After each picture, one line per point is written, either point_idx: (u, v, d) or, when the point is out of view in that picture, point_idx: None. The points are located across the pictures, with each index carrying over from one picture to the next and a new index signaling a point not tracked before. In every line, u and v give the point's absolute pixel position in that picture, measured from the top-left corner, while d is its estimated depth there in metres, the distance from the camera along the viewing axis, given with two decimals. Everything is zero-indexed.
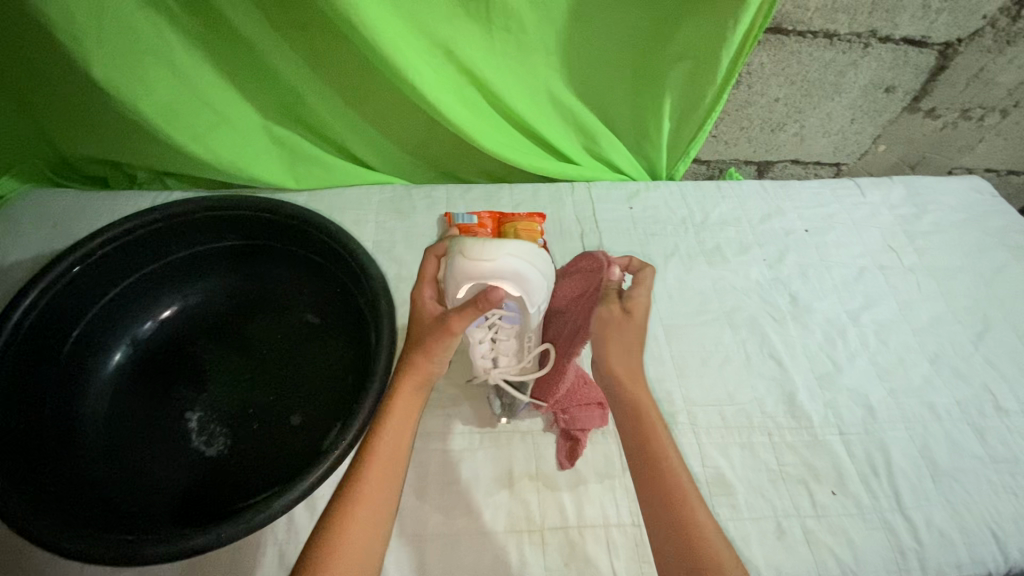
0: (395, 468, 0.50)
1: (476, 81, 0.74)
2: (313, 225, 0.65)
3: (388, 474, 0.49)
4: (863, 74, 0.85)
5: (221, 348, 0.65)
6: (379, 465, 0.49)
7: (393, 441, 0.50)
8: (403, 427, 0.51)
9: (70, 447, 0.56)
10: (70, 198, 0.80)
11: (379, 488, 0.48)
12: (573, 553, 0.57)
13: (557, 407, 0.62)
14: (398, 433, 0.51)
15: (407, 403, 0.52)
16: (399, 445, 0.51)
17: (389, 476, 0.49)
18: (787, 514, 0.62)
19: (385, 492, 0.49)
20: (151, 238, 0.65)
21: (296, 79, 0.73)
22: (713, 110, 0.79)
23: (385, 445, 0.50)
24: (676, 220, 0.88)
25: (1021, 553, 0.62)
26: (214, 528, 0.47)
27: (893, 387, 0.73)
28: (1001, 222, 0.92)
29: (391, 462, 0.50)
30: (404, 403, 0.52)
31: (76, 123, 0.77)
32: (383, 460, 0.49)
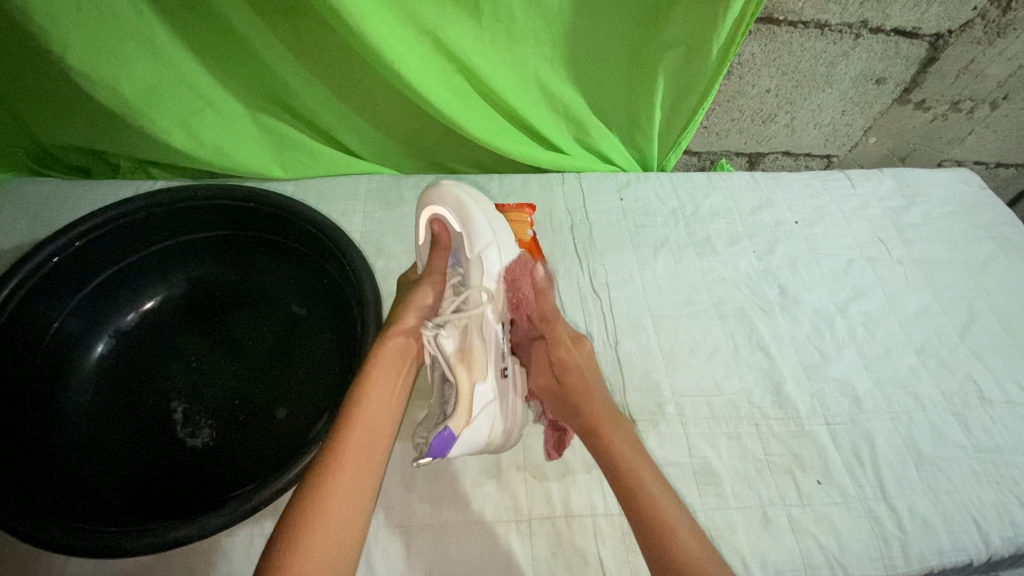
0: (377, 444, 0.50)
1: (466, 70, 0.74)
2: (298, 214, 0.65)
3: (368, 452, 0.49)
4: (854, 65, 0.85)
5: (207, 339, 0.64)
6: (358, 437, 0.49)
7: (373, 415, 0.51)
8: (382, 403, 0.52)
9: (54, 441, 0.55)
10: (51, 188, 0.79)
11: (359, 462, 0.48)
12: (560, 542, 0.57)
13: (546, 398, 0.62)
14: (377, 405, 0.51)
15: (383, 377, 0.52)
16: (381, 420, 0.51)
17: (369, 454, 0.49)
18: (773, 503, 0.63)
19: (366, 467, 0.48)
20: (135, 228, 0.64)
21: (281, 68, 0.72)
22: (704, 100, 0.79)
23: (365, 419, 0.50)
24: (666, 211, 0.88)
25: (1002, 541, 0.63)
26: (201, 519, 0.47)
27: (879, 377, 0.74)
28: (989, 214, 0.93)
29: (372, 438, 0.50)
30: (381, 378, 0.52)
31: (57, 110, 0.75)
32: (361, 434, 0.49)
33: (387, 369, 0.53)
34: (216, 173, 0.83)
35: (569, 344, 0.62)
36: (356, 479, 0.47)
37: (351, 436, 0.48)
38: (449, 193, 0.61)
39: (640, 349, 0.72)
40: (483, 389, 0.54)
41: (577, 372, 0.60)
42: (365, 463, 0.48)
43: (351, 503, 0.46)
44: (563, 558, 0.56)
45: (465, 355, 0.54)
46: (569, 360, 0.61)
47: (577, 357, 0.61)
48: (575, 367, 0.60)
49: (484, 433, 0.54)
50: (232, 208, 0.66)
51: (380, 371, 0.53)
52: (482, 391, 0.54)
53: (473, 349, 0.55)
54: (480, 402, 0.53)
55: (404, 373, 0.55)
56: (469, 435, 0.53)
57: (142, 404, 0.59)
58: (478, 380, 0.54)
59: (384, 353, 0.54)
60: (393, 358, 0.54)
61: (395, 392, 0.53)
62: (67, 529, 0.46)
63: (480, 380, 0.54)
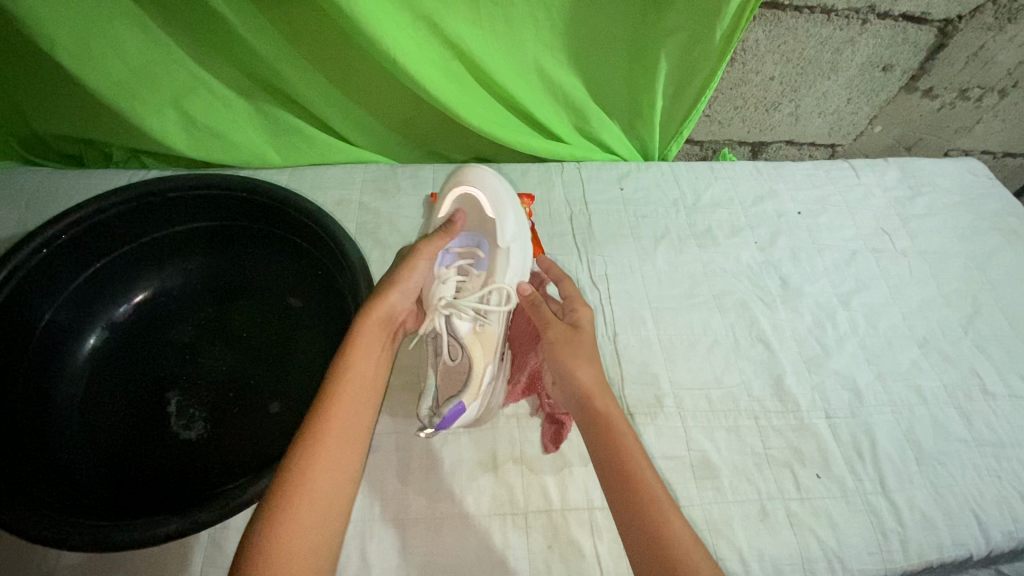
0: (363, 407, 0.50)
1: (463, 57, 0.72)
2: (291, 205, 0.64)
3: (358, 403, 0.50)
4: (861, 52, 0.83)
5: (201, 331, 0.64)
6: (344, 402, 0.49)
7: (359, 379, 0.51)
8: (367, 368, 0.52)
9: (46, 433, 0.55)
10: (43, 177, 0.78)
11: (346, 427, 0.48)
12: (556, 536, 0.57)
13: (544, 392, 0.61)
14: (364, 369, 0.51)
15: (370, 342, 0.52)
16: (368, 385, 0.51)
17: (359, 405, 0.50)
18: (772, 497, 0.62)
19: (353, 431, 0.49)
20: (127, 218, 0.63)
21: (273, 54, 0.70)
22: (707, 87, 0.77)
23: (352, 382, 0.50)
24: (667, 202, 0.86)
25: (1002, 536, 0.62)
26: (193, 513, 0.46)
27: (881, 370, 0.73)
28: (995, 205, 0.91)
29: (359, 400, 0.50)
30: (368, 342, 0.52)
31: (48, 97, 0.74)
32: (347, 400, 0.49)
33: (375, 333, 0.53)
34: (209, 162, 0.82)
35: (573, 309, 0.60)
36: (342, 443, 0.48)
37: (337, 400, 0.49)
38: (489, 181, 0.62)
39: (638, 342, 0.72)
40: (490, 372, 0.56)
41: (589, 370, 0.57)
42: (351, 430, 0.49)
43: (340, 466, 0.47)
44: (559, 551, 0.56)
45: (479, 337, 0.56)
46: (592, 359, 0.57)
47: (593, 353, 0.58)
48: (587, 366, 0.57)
49: (477, 414, 0.57)
50: (224, 199, 0.66)
51: (369, 335, 0.53)
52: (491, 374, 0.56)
53: (489, 335, 0.57)
54: (486, 382, 0.56)
55: (388, 337, 0.55)
56: (466, 416, 0.55)
57: (136, 396, 0.59)
58: (487, 362, 0.56)
59: (375, 316, 0.53)
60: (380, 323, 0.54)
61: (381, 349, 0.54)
62: (59, 523, 0.46)
63: (489, 364, 0.56)
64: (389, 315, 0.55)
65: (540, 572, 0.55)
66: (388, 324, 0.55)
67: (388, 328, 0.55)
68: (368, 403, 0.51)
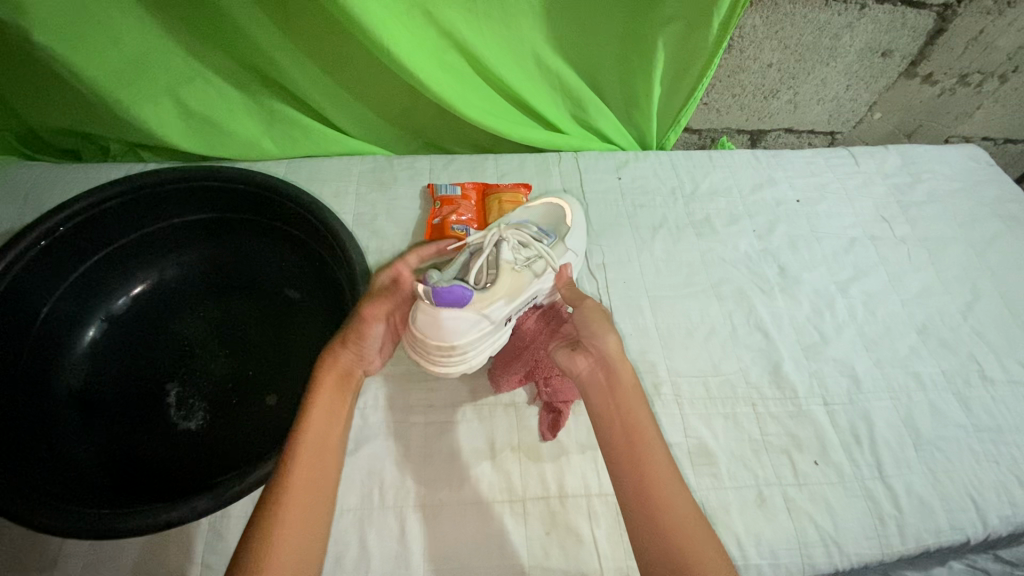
0: (328, 466, 0.47)
1: (458, 46, 0.72)
2: (288, 196, 0.64)
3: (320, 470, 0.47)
4: (859, 37, 0.82)
5: (198, 323, 0.64)
6: (306, 462, 0.46)
7: (318, 439, 0.48)
8: (326, 429, 0.49)
9: (46, 423, 0.55)
10: (41, 171, 0.78)
11: (307, 490, 0.45)
12: (554, 522, 0.57)
13: (541, 379, 0.62)
14: (323, 436, 0.48)
15: (326, 403, 0.50)
16: (330, 443, 0.49)
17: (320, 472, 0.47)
18: (769, 482, 0.62)
19: (317, 491, 0.46)
20: (124, 211, 0.63)
21: (268, 45, 0.70)
22: (703, 76, 0.77)
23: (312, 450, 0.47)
24: (665, 190, 0.86)
25: (1000, 520, 0.62)
26: (191, 500, 0.47)
27: (879, 357, 0.73)
28: (995, 191, 0.91)
29: (319, 457, 0.47)
30: (324, 403, 0.50)
31: (44, 92, 0.75)
32: (308, 459, 0.47)
33: (331, 393, 0.51)
34: (206, 155, 0.82)
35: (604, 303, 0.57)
36: (305, 504, 0.45)
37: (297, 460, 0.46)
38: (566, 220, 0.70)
39: (636, 330, 0.72)
40: (500, 310, 0.55)
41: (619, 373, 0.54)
42: (314, 491, 0.46)
43: (305, 530, 0.44)
44: (557, 538, 0.57)
45: (514, 276, 0.56)
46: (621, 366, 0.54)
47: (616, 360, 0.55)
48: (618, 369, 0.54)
49: (460, 341, 0.53)
50: (220, 190, 0.66)
51: (324, 395, 0.50)
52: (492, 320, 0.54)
53: (520, 283, 0.56)
54: (490, 313, 0.54)
55: (348, 397, 0.52)
56: (456, 330, 0.52)
57: (134, 387, 0.59)
58: (503, 297, 0.54)
59: (331, 374, 0.51)
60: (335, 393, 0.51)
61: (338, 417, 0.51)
62: (56, 512, 0.46)
63: (505, 300, 0.55)
64: (346, 371, 0.53)
65: (538, 557, 0.56)
66: (345, 382, 0.53)
67: (346, 386, 0.53)
68: (331, 462, 0.48)
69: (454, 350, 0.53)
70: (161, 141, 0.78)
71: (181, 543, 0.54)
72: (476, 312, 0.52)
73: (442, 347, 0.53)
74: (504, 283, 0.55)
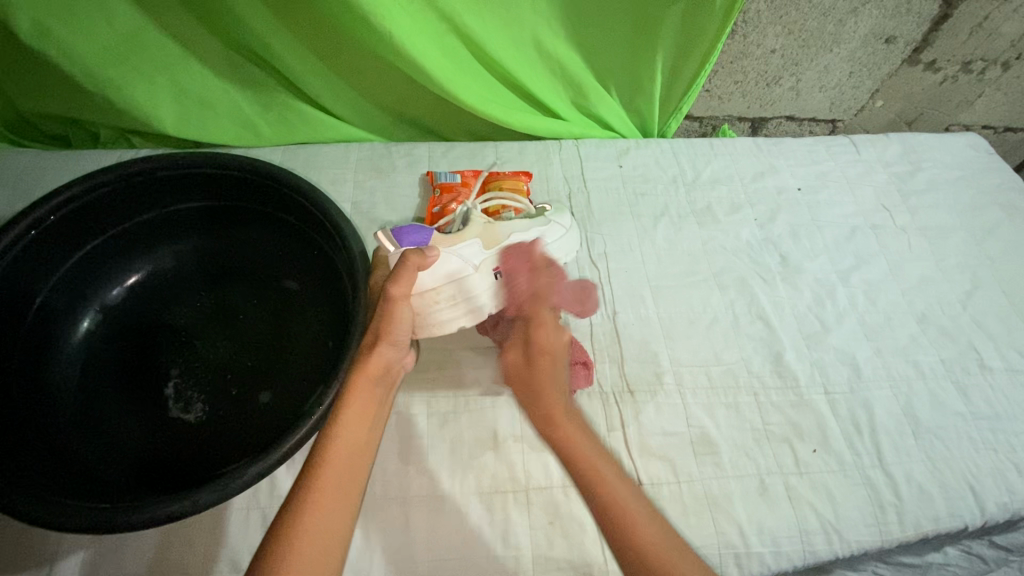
0: (354, 477, 0.47)
1: (459, 31, 0.70)
2: (284, 182, 0.62)
3: (349, 469, 0.47)
4: (863, 23, 0.82)
5: (198, 314, 0.63)
6: (332, 476, 0.46)
7: (346, 449, 0.47)
8: (356, 439, 0.48)
9: (42, 417, 0.54)
10: (29, 158, 0.76)
11: (337, 499, 0.45)
12: (558, 512, 0.57)
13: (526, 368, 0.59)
14: (353, 435, 0.48)
15: (358, 409, 0.49)
16: (356, 455, 0.48)
17: (351, 469, 0.47)
18: (770, 471, 0.63)
19: (344, 500, 0.45)
20: (115, 198, 0.62)
21: (263, 28, 0.68)
22: (707, 61, 0.76)
23: (341, 449, 0.47)
24: (666, 178, 0.85)
25: (997, 507, 0.63)
26: (190, 495, 0.46)
27: (879, 345, 0.73)
28: (995, 179, 0.91)
29: (347, 470, 0.47)
30: (357, 408, 0.49)
31: (30, 75, 0.73)
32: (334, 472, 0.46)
33: (363, 399, 0.50)
34: (200, 142, 0.80)
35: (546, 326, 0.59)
36: (331, 516, 0.44)
37: (324, 473, 0.45)
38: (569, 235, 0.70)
39: (638, 319, 0.71)
40: (473, 251, 0.60)
41: (549, 358, 0.56)
42: (340, 503, 0.45)
43: (332, 540, 0.43)
44: (561, 528, 0.57)
45: (485, 229, 0.62)
46: (550, 347, 0.57)
47: (554, 343, 0.57)
48: (547, 351, 0.56)
49: (439, 281, 0.57)
50: (216, 177, 0.64)
51: (357, 401, 0.49)
52: (465, 260, 0.59)
53: (492, 231, 0.62)
54: (462, 252, 0.59)
55: (380, 399, 0.52)
56: (430, 269, 0.56)
57: (132, 379, 0.58)
58: (473, 237, 0.61)
59: (367, 375, 0.50)
60: (366, 394, 0.50)
61: (371, 417, 0.50)
62: (58, 507, 0.45)
63: (477, 242, 0.60)
64: (382, 370, 0.52)
65: (542, 548, 0.56)
66: (380, 381, 0.52)
67: (380, 386, 0.52)
68: (358, 473, 0.47)
69: (437, 295, 0.57)
70: (153, 127, 0.76)
71: (184, 538, 0.53)
72: (445, 251, 0.58)
73: (425, 294, 0.57)
74: (471, 229, 0.62)
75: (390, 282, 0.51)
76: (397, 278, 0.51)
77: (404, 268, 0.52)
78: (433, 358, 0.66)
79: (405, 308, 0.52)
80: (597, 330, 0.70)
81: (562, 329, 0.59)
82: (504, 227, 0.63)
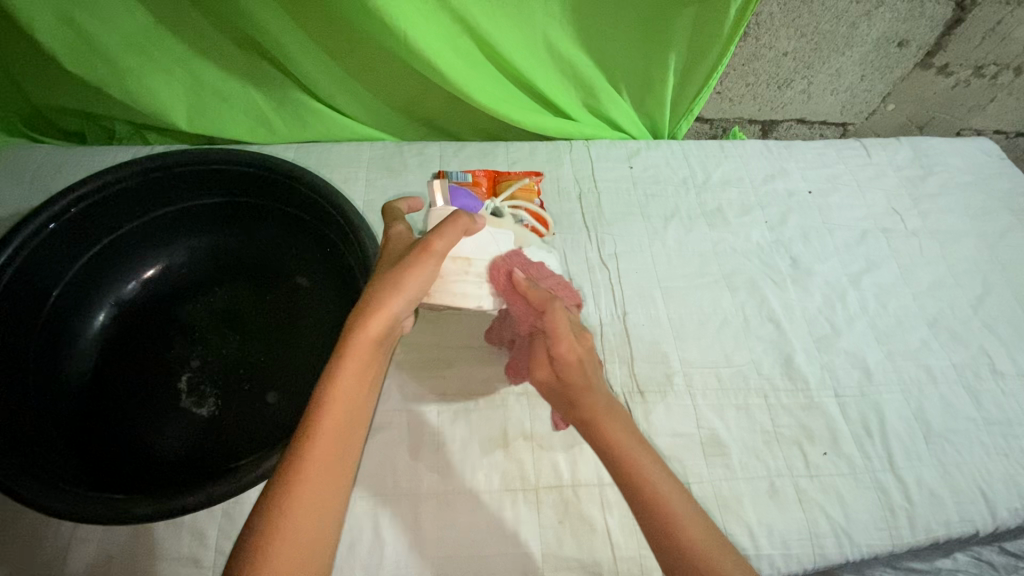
0: (347, 445, 0.45)
1: (472, 31, 0.70)
2: (300, 181, 0.63)
3: (343, 439, 0.45)
4: (876, 26, 0.81)
5: (211, 310, 0.63)
6: (321, 451, 0.43)
7: (341, 416, 0.45)
8: (353, 404, 0.46)
9: (57, 409, 0.55)
10: (45, 152, 0.77)
11: (330, 472, 0.44)
12: (568, 511, 0.57)
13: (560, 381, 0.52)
14: (349, 401, 0.46)
15: (356, 375, 0.46)
16: (351, 420, 0.46)
17: (344, 439, 0.45)
18: (780, 473, 0.62)
19: (337, 471, 0.44)
20: (132, 193, 0.62)
21: (277, 27, 0.69)
22: (719, 63, 0.76)
23: (336, 416, 0.45)
24: (677, 180, 0.85)
25: (1009, 513, 0.63)
26: (205, 488, 0.46)
27: (891, 349, 0.73)
28: (1007, 184, 0.90)
29: (340, 440, 0.45)
30: (355, 372, 0.46)
31: (47, 70, 0.73)
32: (330, 439, 0.44)
33: (360, 366, 0.46)
34: (213, 137, 0.81)
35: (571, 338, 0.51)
36: (321, 493, 0.43)
37: (314, 445, 0.43)
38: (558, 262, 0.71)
39: (648, 320, 0.71)
40: (509, 239, 0.57)
41: (579, 367, 0.50)
42: (334, 474, 0.44)
43: (322, 509, 0.43)
44: (570, 527, 0.57)
45: (517, 226, 0.61)
46: (573, 357, 0.50)
47: (579, 353, 0.51)
48: (577, 360, 0.50)
49: (474, 254, 0.54)
50: (232, 174, 0.65)
51: (357, 367, 0.46)
52: (505, 243, 0.56)
53: (522, 231, 0.61)
54: (501, 236, 0.56)
55: (379, 361, 0.48)
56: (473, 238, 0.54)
57: (146, 373, 0.59)
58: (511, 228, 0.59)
59: (371, 341, 0.46)
60: (369, 361, 0.47)
61: (368, 385, 0.47)
62: (73, 498, 0.46)
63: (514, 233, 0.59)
64: (386, 332, 0.48)
65: (551, 545, 0.56)
66: (383, 344, 0.48)
67: (382, 348, 0.48)
68: (353, 439, 0.46)
69: (470, 266, 0.54)
70: (168, 123, 0.77)
71: (197, 531, 0.54)
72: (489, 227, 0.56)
73: (456, 260, 0.53)
74: (508, 220, 0.60)
75: (433, 235, 0.48)
76: (440, 232, 0.48)
77: (450, 225, 0.49)
78: (443, 356, 0.66)
79: (434, 267, 0.48)
80: (606, 331, 0.70)
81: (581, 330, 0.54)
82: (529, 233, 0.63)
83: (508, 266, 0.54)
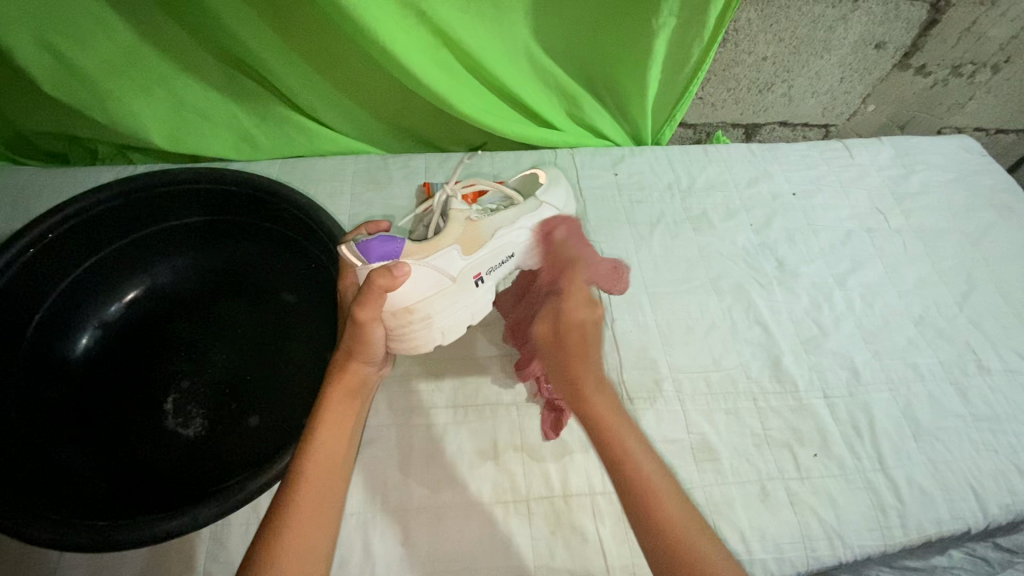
0: (334, 491, 0.47)
1: (451, 42, 0.70)
2: (282, 198, 0.63)
3: (327, 488, 0.46)
4: (853, 29, 0.83)
5: (196, 329, 0.63)
6: (309, 495, 0.45)
7: (326, 462, 0.47)
8: (335, 453, 0.47)
9: (40, 434, 0.54)
10: (29, 175, 0.77)
11: (316, 516, 0.44)
12: (559, 521, 0.57)
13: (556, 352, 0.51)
14: (331, 451, 0.47)
15: (335, 424, 0.48)
16: (337, 467, 0.47)
17: (329, 488, 0.46)
18: (772, 476, 0.63)
19: (323, 516, 0.45)
20: (114, 215, 0.62)
21: (257, 45, 0.69)
22: (699, 70, 0.76)
23: (319, 463, 0.46)
24: (662, 185, 0.86)
25: (1000, 509, 0.63)
26: (189, 511, 0.46)
27: (878, 349, 0.73)
28: (989, 181, 0.91)
29: (325, 486, 0.46)
30: (335, 422, 0.48)
31: (30, 92, 0.73)
32: (316, 485, 0.45)
33: (339, 416, 0.49)
34: (198, 155, 0.81)
35: (584, 301, 0.52)
36: (311, 537, 0.43)
37: (301, 491, 0.45)
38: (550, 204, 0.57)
39: (636, 326, 0.72)
40: (453, 261, 0.51)
41: (580, 332, 0.51)
42: (320, 518, 0.44)
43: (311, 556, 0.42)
44: (562, 537, 0.56)
45: (466, 229, 0.53)
46: (579, 318, 0.51)
47: (583, 315, 0.51)
48: (579, 324, 0.51)
49: (415, 300, 0.51)
50: (215, 192, 0.65)
51: (334, 416, 0.49)
52: (440, 280, 0.51)
53: (472, 233, 0.53)
54: (440, 263, 0.51)
55: (358, 415, 0.51)
56: (403, 289, 0.50)
57: (131, 395, 0.59)
58: (450, 246, 0.52)
59: (342, 392, 0.49)
60: (340, 413, 0.49)
61: (348, 436, 0.49)
62: (56, 524, 0.46)
63: (455, 249, 0.51)
64: (359, 383, 0.51)
65: (544, 557, 0.55)
66: (358, 396, 0.51)
67: (357, 402, 0.51)
68: (337, 485, 0.47)
69: (412, 315, 0.51)
70: (151, 142, 0.77)
71: (186, 552, 0.53)
72: (419, 266, 0.50)
73: (398, 313, 0.51)
74: (450, 233, 0.52)
75: (357, 305, 0.46)
76: (364, 301, 0.46)
77: (371, 293, 0.46)
78: (431, 368, 0.66)
79: (374, 331, 0.48)
80: None
81: (597, 302, 0.53)
82: (486, 222, 0.54)
83: (553, 225, 0.56)
